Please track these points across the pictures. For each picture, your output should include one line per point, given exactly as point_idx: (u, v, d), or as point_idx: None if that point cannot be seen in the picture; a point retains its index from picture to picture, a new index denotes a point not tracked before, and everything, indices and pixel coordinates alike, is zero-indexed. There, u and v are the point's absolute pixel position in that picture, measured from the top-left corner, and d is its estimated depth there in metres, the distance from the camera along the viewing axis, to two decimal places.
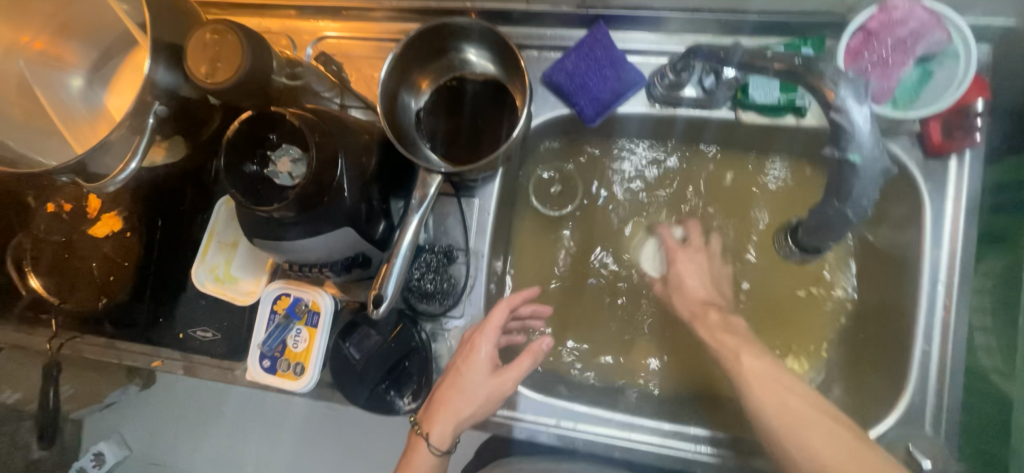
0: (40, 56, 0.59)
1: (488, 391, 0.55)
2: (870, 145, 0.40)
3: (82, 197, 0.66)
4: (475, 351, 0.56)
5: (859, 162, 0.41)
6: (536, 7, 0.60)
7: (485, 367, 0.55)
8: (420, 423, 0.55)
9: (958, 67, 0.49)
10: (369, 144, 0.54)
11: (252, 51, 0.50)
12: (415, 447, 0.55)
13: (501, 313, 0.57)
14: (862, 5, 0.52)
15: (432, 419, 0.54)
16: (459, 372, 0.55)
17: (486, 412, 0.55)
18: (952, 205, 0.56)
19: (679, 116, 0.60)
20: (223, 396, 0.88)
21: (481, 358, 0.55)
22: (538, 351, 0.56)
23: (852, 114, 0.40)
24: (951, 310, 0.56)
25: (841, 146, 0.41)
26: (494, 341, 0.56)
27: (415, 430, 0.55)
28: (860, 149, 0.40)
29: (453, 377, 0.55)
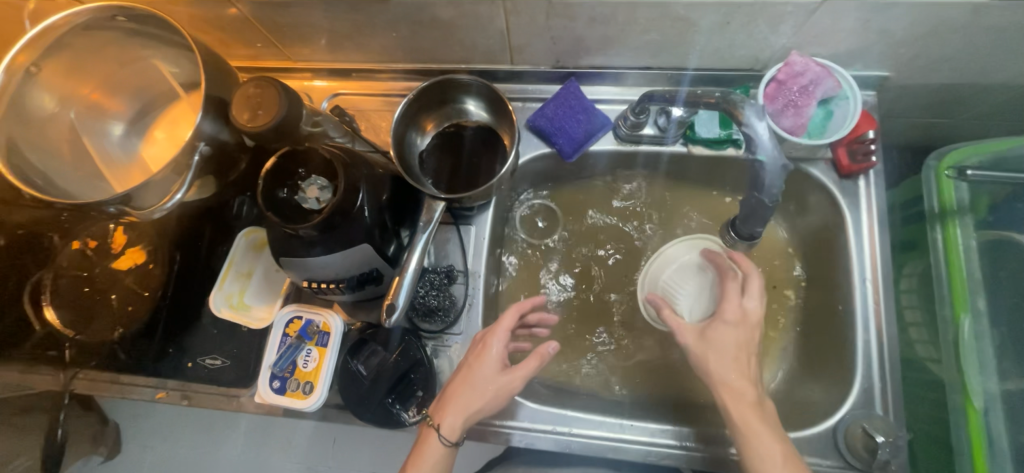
0: (91, 108, 0.67)
1: (498, 388, 0.59)
2: (771, 149, 0.57)
3: (107, 234, 0.71)
4: (487, 348, 0.61)
5: (765, 160, 0.58)
6: (519, 67, 0.73)
7: (496, 364, 0.60)
8: (431, 416, 0.59)
9: (850, 105, 0.64)
10: (383, 176, 0.63)
11: (288, 100, 0.60)
12: (426, 438, 0.59)
13: (511, 316, 0.62)
14: (773, 62, 0.67)
15: (443, 410, 0.58)
16: (471, 368, 0.60)
17: (496, 406, 0.60)
18: (867, 215, 0.68)
19: (640, 151, 0.72)
20: (230, 424, 0.93)
21: (492, 354, 0.60)
22: (546, 354, 0.60)
23: (757, 128, 0.57)
24: (881, 304, 0.65)
25: (753, 150, 0.58)
26: (505, 341, 0.61)
27: (427, 422, 0.59)
28: (764, 151, 0.57)
29: (466, 373, 0.60)
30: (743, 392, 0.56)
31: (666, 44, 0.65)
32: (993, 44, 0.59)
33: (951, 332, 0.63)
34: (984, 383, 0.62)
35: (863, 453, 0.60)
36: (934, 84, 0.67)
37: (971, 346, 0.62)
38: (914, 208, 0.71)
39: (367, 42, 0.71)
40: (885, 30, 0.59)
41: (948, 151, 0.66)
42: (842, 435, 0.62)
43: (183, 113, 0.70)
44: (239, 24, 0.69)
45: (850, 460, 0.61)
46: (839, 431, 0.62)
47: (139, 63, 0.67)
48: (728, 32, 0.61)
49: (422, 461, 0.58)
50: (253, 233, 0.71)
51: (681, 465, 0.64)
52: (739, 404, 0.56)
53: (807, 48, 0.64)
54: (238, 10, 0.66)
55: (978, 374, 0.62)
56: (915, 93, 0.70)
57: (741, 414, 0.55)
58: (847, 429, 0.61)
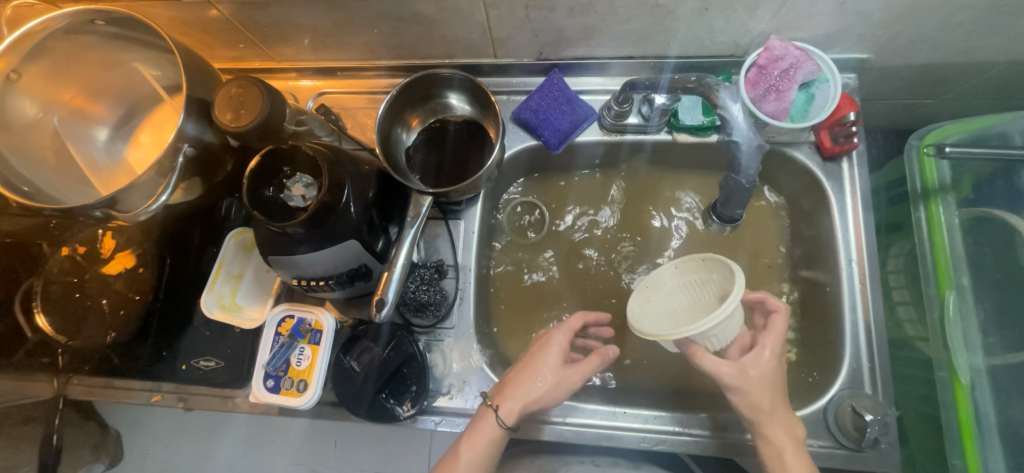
0: (74, 113, 0.67)
1: (560, 381, 0.60)
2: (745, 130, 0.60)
3: (96, 239, 0.71)
4: (550, 340, 0.63)
5: (740, 141, 0.60)
6: (503, 61, 0.73)
7: (559, 355, 0.61)
8: (491, 397, 0.61)
9: (830, 88, 0.65)
10: (369, 174, 0.63)
11: (271, 100, 0.60)
12: (483, 417, 0.60)
13: (576, 320, 0.64)
14: (754, 47, 0.67)
15: (504, 393, 0.60)
16: (534, 355, 0.62)
17: (554, 400, 0.60)
18: (851, 197, 0.68)
19: (625, 141, 0.72)
20: (231, 427, 0.94)
21: (555, 346, 0.62)
22: (608, 355, 0.62)
23: (731, 110, 0.59)
24: (867, 284, 0.66)
25: (728, 131, 0.60)
26: (568, 336, 0.63)
27: (485, 403, 0.60)
28: (738, 132, 0.60)
29: (528, 362, 0.61)
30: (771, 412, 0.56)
31: (646, 33, 0.65)
32: (969, 23, 0.60)
33: (935, 308, 0.64)
34: (971, 358, 0.62)
35: (852, 432, 0.60)
36: (914, 64, 0.68)
37: (957, 322, 0.63)
38: (897, 189, 0.72)
39: (350, 39, 0.72)
40: (861, 12, 0.60)
41: (930, 131, 0.67)
42: (831, 413, 0.62)
43: (166, 117, 0.70)
44: (221, 26, 0.69)
45: (841, 439, 0.62)
46: (829, 411, 0.63)
47: (121, 68, 0.67)
48: (706, 19, 0.62)
49: (476, 440, 0.58)
50: (243, 233, 0.71)
51: (676, 450, 0.64)
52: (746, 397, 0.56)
53: (787, 32, 0.64)
54: (219, 11, 0.66)
55: (964, 350, 0.62)
56: (895, 74, 0.70)
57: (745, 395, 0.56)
58: (837, 407, 0.62)
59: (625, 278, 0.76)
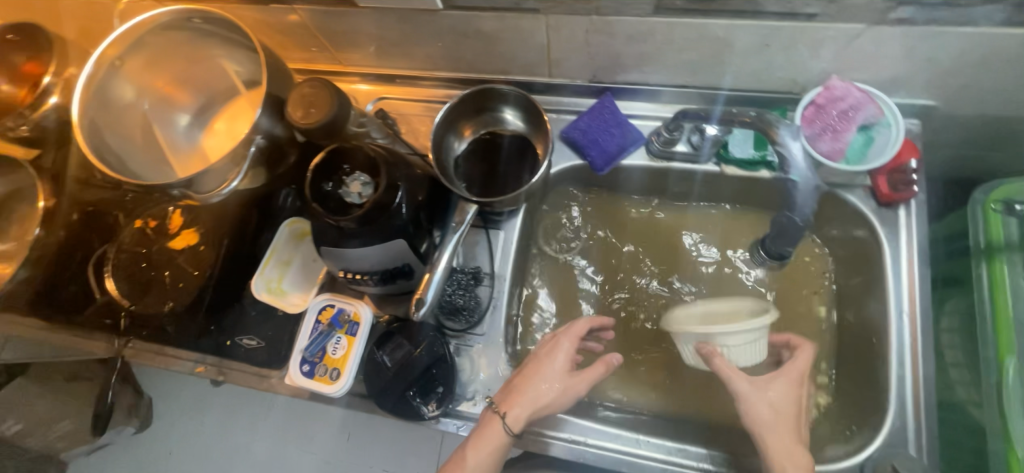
0: (163, 100, 0.74)
1: (566, 386, 0.62)
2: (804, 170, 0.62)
3: (166, 216, 0.77)
4: (557, 346, 0.64)
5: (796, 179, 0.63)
6: (556, 80, 0.75)
7: (566, 362, 0.63)
8: (497, 403, 0.61)
9: (891, 132, 0.64)
10: (422, 180, 0.66)
11: (339, 100, 0.64)
12: (488, 423, 0.60)
13: (583, 325, 0.66)
14: (812, 86, 0.66)
15: (511, 399, 0.61)
16: (541, 361, 0.63)
17: (561, 405, 0.62)
18: (907, 247, 0.66)
19: (673, 168, 0.73)
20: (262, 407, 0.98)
21: (563, 352, 0.64)
22: (610, 363, 0.64)
23: (792, 149, 0.59)
24: (918, 338, 0.63)
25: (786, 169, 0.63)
26: (574, 342, 0.65)
27: (491, 408, 0.61)
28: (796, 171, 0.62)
29: (535, 365, 0.63)
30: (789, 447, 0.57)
31: (703, 63, 0.66)
32: None
33: (994, 375, 0.60)
34: None
35: None
36: (983, 114, 0.65)
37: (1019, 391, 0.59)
38: (957, 242, 0.69)
39: (413, 50, 0.75)
40: (931, 58, 0.58)
41: (998, 185, 0.65)
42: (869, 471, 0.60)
43: (240, 109, 0.76)
44: (299, 30, 0.75)
45: None
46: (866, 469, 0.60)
47: (207, 61, 0.73)
48: (765, 54, 0.62)
49: (482, 446, 0.59)
50: (296, 222, 0.76)
51: None
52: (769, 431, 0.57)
53: (849, 73, 0.63)
54: (299, 16, 0.71)
55: None
56: (962, 123, 0.68)
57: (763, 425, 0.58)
58: (875, 465, 0.60)
59: (658, 306, 0.76)
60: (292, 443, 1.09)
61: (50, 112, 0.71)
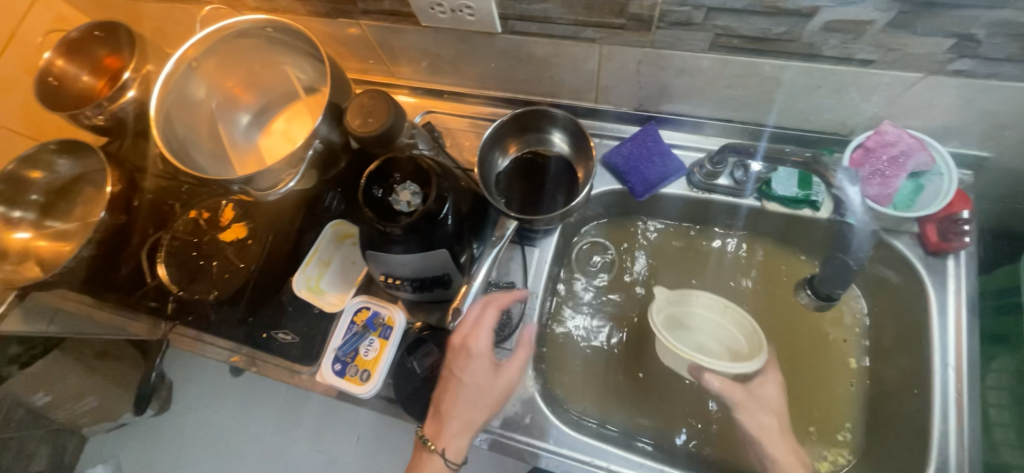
0: (228, 100, 0.78)
1: (487, 388, 0.64)
2: (862, 213, 0.63)
3: (219, 209, 0.81)
4: (472, 358, 0.64)
5: (854, 223, 0.64)
6: (601, 106, 0.77)
7: (487, 367, 0.65)
8: (430, 440, 0.63)
9: (943, 182, 0.63)
10: (465, 193, 0.68)
11: (395, 112, 0.67)
12: (428, 460, 0.62)
13: (489, 318, 0.65)
14: (861, 129, 0.66)
15: (443, 434, 0.62)
16: (461, 380, 0.64)
17: (495, 408, 0.65)
18: (954, 298, 0.65)
19: (714, 199, 0.73)
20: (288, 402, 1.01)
21: (480, 362, 0.64)
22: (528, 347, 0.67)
23: (848, 192, 0.62)
24: (963, 394, 0.62)
25: (842, 212, 0.65)
26: (489, 345, 0.65)
27: (427, 446, 0.63)
28: (854, 215, 0.64)
29: (456, 384, 0.64)
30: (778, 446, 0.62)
31: (751, 100, 0.66)
32: None
33: None
34: None
35: None
36: None
37: None
38: (1008, 298, 0.66)
39: (465, 68, 0.78)
40: (988, 111, 0.58)
41: None
42: None
43: (297, 113, 0.80)
44: (359, 42, 0.79)
45: None
46: None
47: (275, 68, 0.78)
48: (817, 95, 0.62)
49: None
50: (341, 224, 0.79)
51: None
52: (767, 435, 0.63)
53: (900, 119, 0.63)
54: (362, 30, 0.75)
55: None
56: (1015, 177, 0.67)
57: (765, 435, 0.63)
58: None
59: None
60: (303, 441, 1.10)
61: (127, 104, 0.76)
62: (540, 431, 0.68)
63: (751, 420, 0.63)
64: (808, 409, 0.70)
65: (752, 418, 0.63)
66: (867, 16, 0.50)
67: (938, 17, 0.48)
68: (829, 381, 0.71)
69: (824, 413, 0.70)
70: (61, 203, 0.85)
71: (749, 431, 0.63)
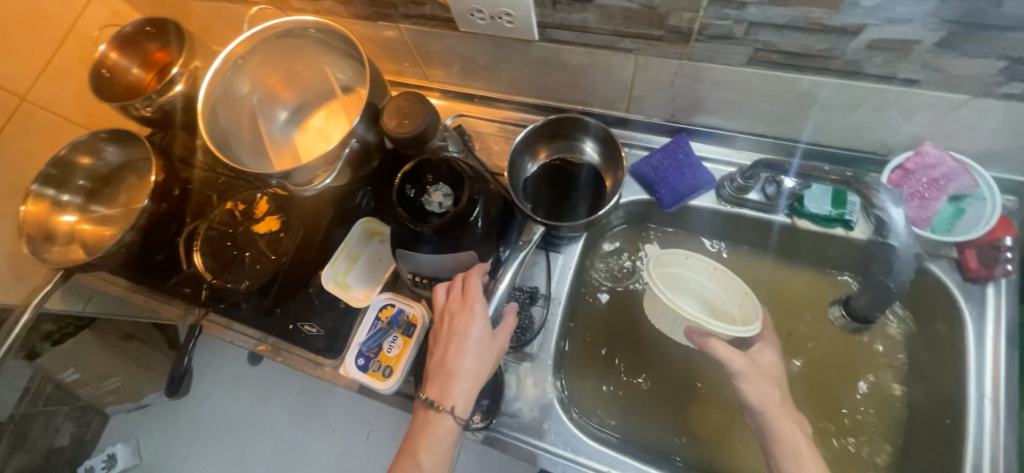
0: (269, 97, 0.81)
1: (486, 349, 0.62)
2: (906, 235, 0.59)
3: (254, 202, 0.84)
4: (472, 315, 0.61)
5: (897, 244, 0.60)
6: (632, 116, 0.77)
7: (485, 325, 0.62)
8: (435, 400, 0.60)
9: (986, 207, 0.62)
10: (495, 196, 0.69)
11: (430, 114, 0.68)
12: (433, 422, 0.60)
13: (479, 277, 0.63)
14: (900, 149, 0.65)
15: (448, 393, 0.60)
16: (463, 337, 0.61)
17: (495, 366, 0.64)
18: (993, 326, 0.63)
19: (744, 214, 0.73)
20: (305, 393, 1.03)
21: (479, 319, 0.61)
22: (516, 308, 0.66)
23: (891, 213, 0.58)
24: (1000, 427, 0.60)
25: (885, 233, 0.60)
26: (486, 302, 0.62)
27: (433, 407, 0.60)
28: (898, 236, 0.59)
29: (456, 341, 0.61)
30: (779, 414, 0.61)
31: (786, 116, 0.66)
32: None
33: None
34: None
35: None
36: None
37: None
38: None
39: (498, 74, 0.80)
40: None
41: None
42: None
43: (333, 112, 0.82)
44: (396, 45, 0.81)
45: None
46: None
47: (315, 67, 0.81)
48: (856, 114, 0.62)
49: (437, 442, 0.59)
50: (370, 222, 0.80)
51: None
52: (764, 404, 0.61)
53: (943, 141, 0.62)
54: (400, 34, 0.77)
55: None
56: None
57: (762, 401, 0.61)
58: None
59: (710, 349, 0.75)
60: (317, 433, 1.12)
61: (175, 97, 0.79)
62: (557, 437, 0.68)
63: (753, 389, 0.62)
64: (834, 424, 0.69)
65: (755, 387, 0.62)
66: (914, 36, 0.49)
67: (990, 39, 0.47)
68: (864, 407, 0.69)
69: (853, 436, 0.68)
70: (105, 189, 0.89)
71: (749, 399, 0.62)
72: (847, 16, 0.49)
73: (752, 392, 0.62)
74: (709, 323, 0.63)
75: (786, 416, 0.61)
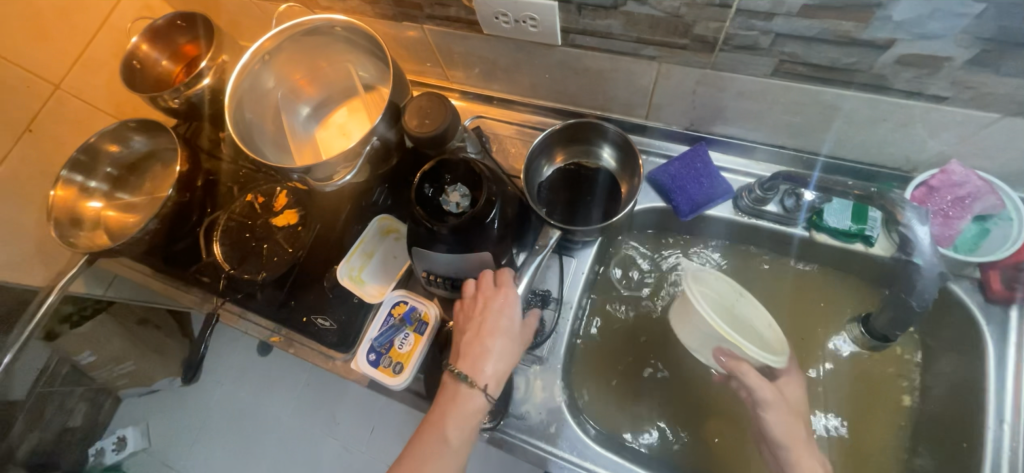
0: (292, 92, 0.83)
1: (515, 336, 0.63)
2: (931, 254, 0.58)
3: (274, 195, 0.86)
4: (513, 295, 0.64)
5: (922, 263, 0.58)
6: (651, 123, 0.77)
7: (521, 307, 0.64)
8: (467, 374, 0.60)
9: (1012, 228, 0.61)
10: (512, 199, 0.69)
11: (451, 115, 0.69)
12: (463, 396, 0.60)
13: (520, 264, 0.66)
14: (925, 166, 0.64)
15: (482, 368, 0.61)
16: (500, 315, 0.63)
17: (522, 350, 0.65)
18: (1017, 350, 0.62)
19: (762, 226, 0.72)
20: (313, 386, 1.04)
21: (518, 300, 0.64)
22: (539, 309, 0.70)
23: (917, 230, 0.58)
24: (1020, 454, 0.59)
25: (909, 251, 0.60)
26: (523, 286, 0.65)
27: (463, 381, 0.60)
28: (923, 255, 0.58)
29: (493, 319, 0.62)
30: (803, 449, 0.59)
31: (808, 128, 0.65)
32: None
33: None
34: None
35: None
36: None
37: None
38: None
39: (518, 77, 0.80)
40: None
41: None
42: None
43: (354, 109, 0.83)
44: (419, 46, 0.82)
45: None
46: None
47: (338, 64, 0.82)
48: (880, 128, 0.61)
49: (464, 418, 0.59)
50: (386, 219, 0.81)
51: None
52: (789, 439, 0.60)
53: (970, 159, 0.61)
54: (423, 34, 0.78)
55: None
56: None
57: (786, 435, 0.60)
58: None
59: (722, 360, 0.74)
60: (323, 426, 1.13)
61: (202, 90, 0.81)
62: (563, 442, 0.68)
63: (778, 420, 0.61)
64: (847, 443, 0.68)
65: (777, 421, 0.61)
66: (945, 53, 0.48)
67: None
68: (880, 428, 0.68)
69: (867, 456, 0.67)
70: (130, 177, 0.91)
71: (773, 433, 0.61)
72: (877, 30, 0.48)
73: (781, 429, 0.61)
74: (749, 348, 0.60)
75: (808, 450, 0.59)
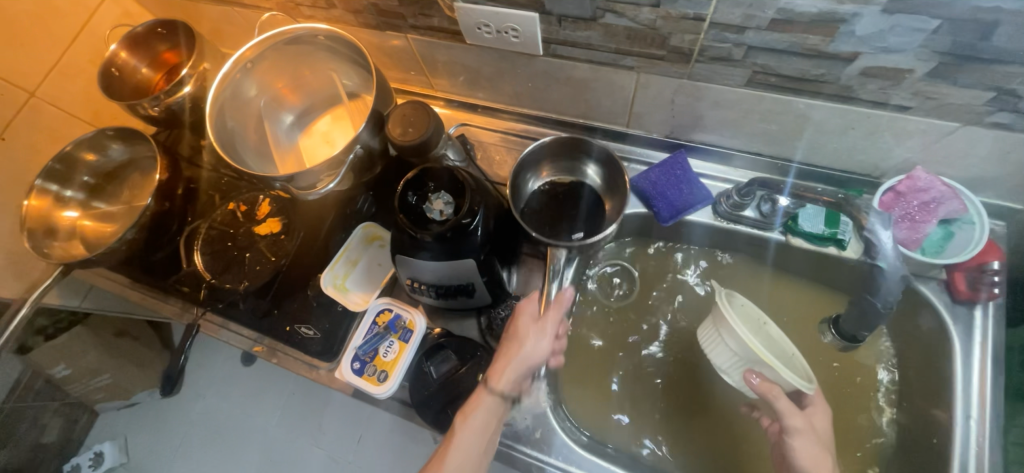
0: (275, 100, 0.82)
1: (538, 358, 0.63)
2: (894, 258, 0.62)
3: (257, 203, 0.85)
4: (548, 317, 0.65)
5: (885, 266, 0.62)
6: (632, 131, 0.79)
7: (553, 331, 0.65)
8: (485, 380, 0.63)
9: (974, 231, 0.64)
10: (496, 206, 0.70)
11: (435, 123, 0.69)
12: (477, 400, 0.62)
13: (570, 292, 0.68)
14: (892, 172, 0.67)
15: (496, 378, 0.62)
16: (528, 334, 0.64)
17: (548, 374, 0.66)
18: (980, 347, 0.65)
19: (740, 231, 0.74)
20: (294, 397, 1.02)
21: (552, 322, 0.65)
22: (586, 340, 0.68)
23: (880, 235, 0.62)
24: (985, 448, 0.61)
25: (874, 255, 0.63)
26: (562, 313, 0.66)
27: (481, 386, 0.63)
28: (886, 258, 0.62)
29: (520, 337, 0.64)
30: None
31: (781, 136, 0.68)
32: None
33: None
34: None
35: None
36: None
37: None
38: None
39: (502, 85, 0.81)
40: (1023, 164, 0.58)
41: None
42: None
43: (338, 117, 0.83)
44: (403, 54, 0.82)
45: None
46: None
47: (321, 72, 0.82)
48: (850, 136, 0.63)
49: (471, 421, 0.60)
50: (371, 226, 0.81)
51: None
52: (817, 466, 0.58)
53: (934, 166, 0.63)
54: (407, 43, 0.79)
55: None
56: None
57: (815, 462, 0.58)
58: None
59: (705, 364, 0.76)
60: (306, 437, 1.12)
61: (183, 98, 0.80)
62: (549, 446, 0.69)
63: (805, 448, 0.59)
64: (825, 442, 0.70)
65: (806, 450, 0.59)
66: (906, 65, 0.51)
67: (979, 71, 0.49)
68: (861, 426, 0.69)
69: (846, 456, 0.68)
70: (108, 186, 0.89)
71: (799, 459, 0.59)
72: (842, 44, 0.51)
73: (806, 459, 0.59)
74: (783, 369, 0.61)
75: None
